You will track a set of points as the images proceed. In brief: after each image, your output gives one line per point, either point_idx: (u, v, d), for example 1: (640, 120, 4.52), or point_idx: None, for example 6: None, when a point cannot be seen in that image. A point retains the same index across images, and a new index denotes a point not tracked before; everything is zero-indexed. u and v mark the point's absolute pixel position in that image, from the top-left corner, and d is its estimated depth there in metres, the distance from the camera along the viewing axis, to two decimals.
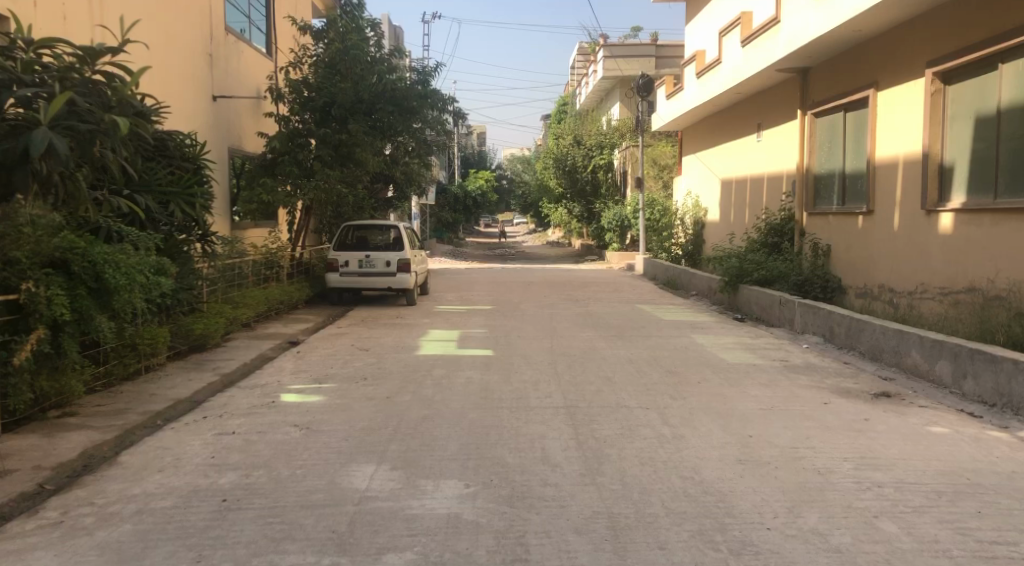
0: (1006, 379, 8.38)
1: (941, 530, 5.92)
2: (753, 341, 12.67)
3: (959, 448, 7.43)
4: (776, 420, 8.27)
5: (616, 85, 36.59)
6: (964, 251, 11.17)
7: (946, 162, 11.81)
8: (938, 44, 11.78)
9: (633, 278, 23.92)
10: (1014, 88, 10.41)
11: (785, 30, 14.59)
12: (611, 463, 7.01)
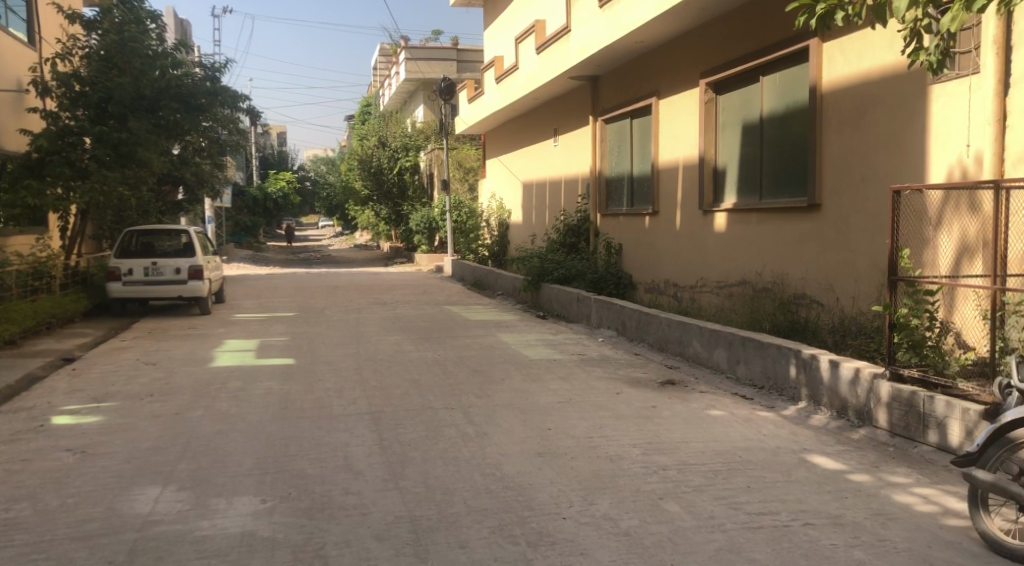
0: (772, 363, 9.12)
1: (716, 506, 6.35)
2: (554, 337, 13.11)
3: (733, 428, 8.03)
4: (572, 412, 8.62)
5: (419, 88, 36.64)
6: (736, 247, 12.04)
7: (719, 166, 12.71)
8: (710, 56, 12.61)
9: (440, 279, 24.06)
10: (772, 100, 11.33)
11: (575, 37, 15.13)
12: (414, 467, 7.08)
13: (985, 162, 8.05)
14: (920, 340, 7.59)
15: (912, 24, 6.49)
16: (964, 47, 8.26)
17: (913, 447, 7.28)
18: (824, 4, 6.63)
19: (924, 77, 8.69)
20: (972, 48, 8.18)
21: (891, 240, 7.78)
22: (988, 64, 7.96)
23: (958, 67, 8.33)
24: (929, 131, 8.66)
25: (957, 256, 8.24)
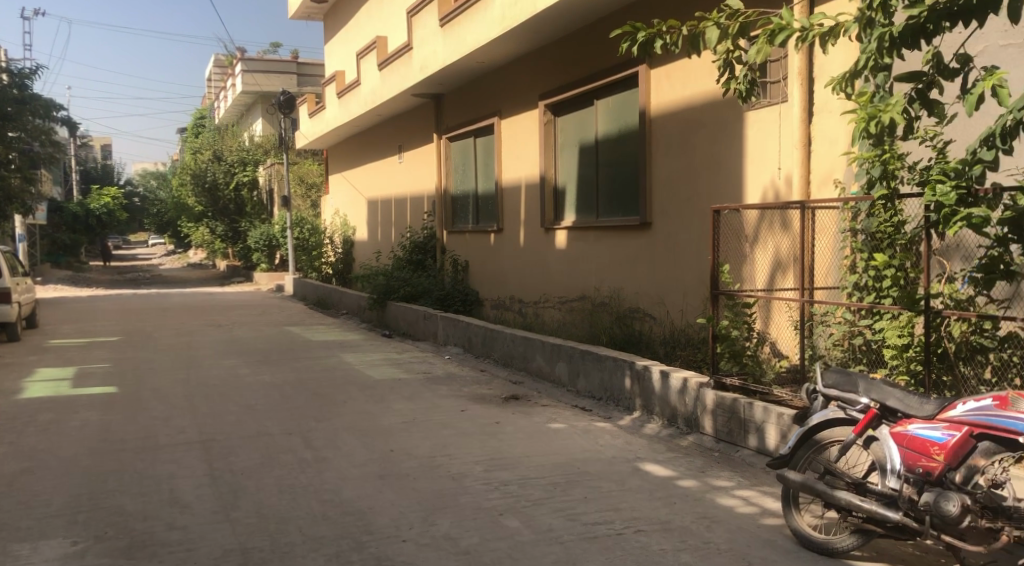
0: (609, 375, 9.36)
1: (553, 518, 6.32)
2: (397, 356, 12.97)
3: (573, 440, 8.16)
4: (415, 432, 8.54)
5: (257, 101, 35.69)
6: (576, 264, 12.36)
7: (559, 186, 13.01)
8: (548, 77, 12.88)
9: (280, 298, 23.39)
10: (606, 123, 11.71)
11: (416, 54, 15.11)
12: (247, 497, 6.83)
13: (794, 181, 8.51)
14: (740, 349, 7.98)
15: (725, 56, 6.71)
16: (776, 77, 8.83)
17: (735, 451, 7.56)
18: (644, 33, 6.78)
19: (739, 104, 9.19)
20: (782, 78, 8.74)
21: (713, 256, 8.13)
22: (794, 94, 8.47)
23: (769, 95, 8.87)
24: (747, 153, 9.15)
25: (771, 270, 8.68)
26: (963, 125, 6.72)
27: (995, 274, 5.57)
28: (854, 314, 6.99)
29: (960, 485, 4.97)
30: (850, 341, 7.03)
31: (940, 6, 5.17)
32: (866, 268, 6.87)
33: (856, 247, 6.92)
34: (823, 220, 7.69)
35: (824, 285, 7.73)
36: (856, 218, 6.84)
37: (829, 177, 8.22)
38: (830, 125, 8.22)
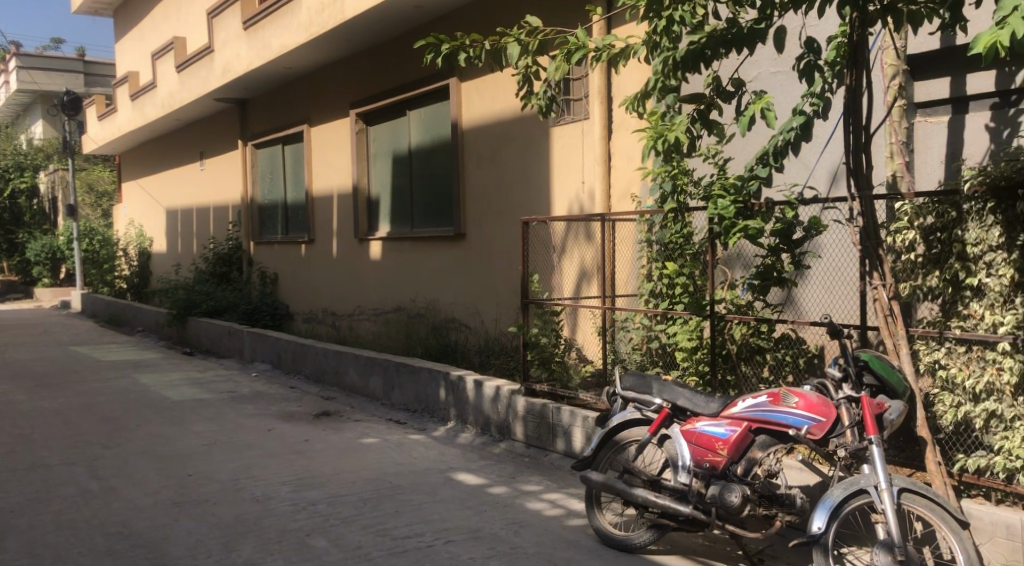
0: (424, 388, 9.39)
1: (362, 535, 6.17)
2: (199, 375, 12.41)
3: (384, 454, 8.11)
4: (216, 455, 8.23)
5: (36, 102, 33.25)
6: (390, 275, 12.35)
7: (373, 197, 12.97)
8: (359, 86, 12.84)
9: (66, 316, 21.83)
10: (418, 133, 11.79)
11: (219, 57, 14.59)
12: (18, 536, 6.27)
13: (596, 194, 8.85)
14: (549, 355, 8.18)
15: (525, 71, 6.67)
16: (578, 95, 9.24)
17: (544, 455, 7.75)
18: (448, 44, 6.71)
19: (546, 120, 9.52)
20: (583, 95, 9.17)
21: (522, 267, 8.24)
22: (594, 112, 8.84)
23: (573, 112, 9.26)
24: (553, 166, 9.47)
25: (578, 279, 8.98)
26: (742, 144, 7.27)
27: (769, 281, 6.06)
28: (651, 319, 7.19)
29: (742, 476, 5.26)
30: (647, 345, 7.25)
31: (718, 35, 5.41)
32: (661, 276, 7.06)
33: (651, 256, 7.12)
34: (624, 231, 8.04)
35: (624, 292, 8.18)
36: (652, 229, 7.06)
37: (626, 192, 8.62)
38: (627, 142, 8.63)
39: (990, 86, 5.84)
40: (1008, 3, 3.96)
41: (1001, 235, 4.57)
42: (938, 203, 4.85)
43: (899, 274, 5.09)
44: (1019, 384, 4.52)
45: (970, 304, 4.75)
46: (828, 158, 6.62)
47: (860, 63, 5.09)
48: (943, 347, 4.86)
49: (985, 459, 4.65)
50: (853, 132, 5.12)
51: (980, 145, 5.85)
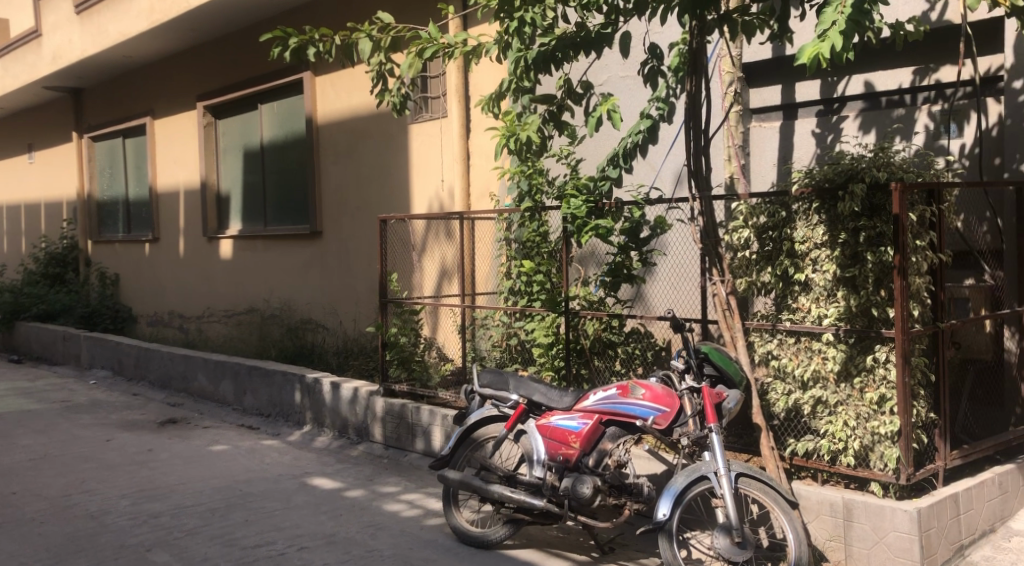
0: (278, 391, 9.19)
1: (208, 547, 5.97)
2: (31, 385, 11.71)
3: (234, 461, 7.90)
4: (48, 470, 7.81)
5: None
6: (242, 275, 12.03)
7: (222, 193, 12.61)
8: (208, 79, 12.42)
9: None
10: (270, 127, 11.54)
11: (48, 42, 13.78)
12: None
13: (455, 192, 8.88)
14: (408, 355, 8.02)
15: (376, 67, 6.59)
16: (436, 93, 9.25)
17: (403, 456, 7.64)
18: (296, 38, 6.53)
19: (404, 116, 9.49)
20: (441, 93, 9.19)
21: (380, 266, 8.00)
22: (452, 112, 8.86)
23: (432, 110, 9.28)
24: (412, 163, 9.45)
25: (439, 278, 9.02)
26: (593, 144, 7.48)
27: (620, 278, 6.06)
28: (511, 317, 7.08)
29: (593, 468, 5.38)
30: (506, 343, 7.17)
31: (567, 37, 5.51)
32: (520, 275, 6.88)
33: (508, 254, 7.02)
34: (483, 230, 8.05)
35: (484, 290, 8.17)
36: (510, 228, 6.94)
37: (485, 191, 8.70)
38: (484, 142, 8.72)
39: (816, 94, 6.22)
40: (828, 18, 4.21)
41: (825, 233, 4.86)
42: (769, 203, 5.11)
43: (736, 270, 5.32)
44: (842, 371, 4.83)
45: (799, 298, 5.04)
46: (672, 161, 6.91)
47: (700, 69, 5.22)
48: (775, 338, 5.12)
49: (813, 443, 4.95)
50: (693, 135, 5.23)
51: (808, 151, 6.28)
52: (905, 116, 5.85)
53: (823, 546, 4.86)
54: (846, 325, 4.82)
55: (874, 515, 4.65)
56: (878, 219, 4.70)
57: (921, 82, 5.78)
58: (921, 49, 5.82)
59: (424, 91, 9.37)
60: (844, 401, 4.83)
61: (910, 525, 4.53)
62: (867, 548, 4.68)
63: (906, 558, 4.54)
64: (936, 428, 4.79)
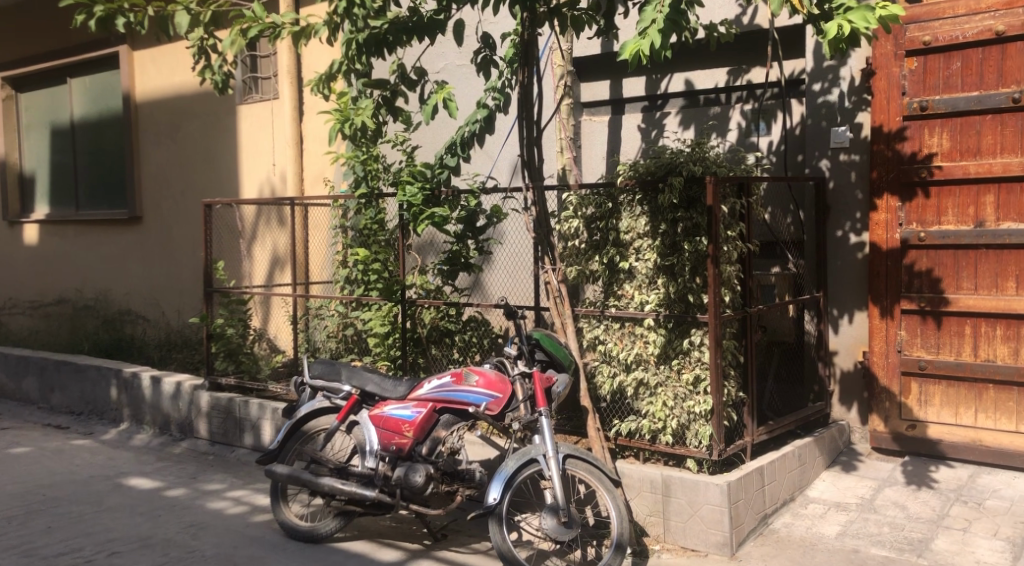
0: (90, 387, 8.70)
1: (4, 558, 5.58)
2: None
3: (38, 464, 7.42)
4: None
5: None
6: (50, 263, 11.31)
7: (26, 173, 11.79)
8: (7, 49, 11.56)
9: None
10: (81, 104, 10.89)
11: None
12: None
13: (288, 177, 8.69)
14: (235, 347, 7.75)
15: (197, 42, 6.35)
16: (266, 73, 9.01)
17: (230, 452, 7.41)
18: (103, 7, 6.07)
19: (232, 96, 9.20)
20: (272, 74, 8.96)
21: (205, 253, 7.69)
22: (284, 92, 8.58)
23: (262, 91, 9.04)
24: (241, 147, 9.17)
25: (270, 266, 8.84)
26: (427, 132, 7.54)
27: (457, 266, 6.09)
28: (346, 305, 6.90)
29: (426, 456, 5.42)
30: (342, 332, 6.96)
31: (399, 21, 5.54)
32: (358, 263, 6.61)
33: (345, 242, 6.82)
34: (317, 217, 7.88)
35: (319, 279, 8.02)
36: (346, 216, 6.79)
37: (320, 176, 8.56)
38: (317, 127, 8.59)
39: (641, 90, 6.56)
40: (648, 16, 4.48)
41: (647, 224, 5.14)
42: (597, 194, 5.35)
43: (566, 259, 5.52)
44: (661, 354, 5.11)
45: (623, 285, 5.28)
46: (509, 149, 7.06)
47: (531, 60, 5.30)
48: (602, 324, 5.35)
49: (635, 423, 5.21)
50: (525, 126, 5.36)
51: (633, 144, 6.62)
52: (720, 114, 6.27)
53: (643, 521, 5.14)
54: (665, 310, 5.10)
55: (689, 489, 4.95)
56: (694, 211, 4.99)
57: (735, 82, 6.20)
58: (736, 49, 6.21)
59: (252, 71, 9.12)
60: (663, 382, 5.10)
61: (720, 498, 4.84)
62: (682, 522, 4.99)
63: (717, 529, 4.85)
64: (744, 406, 5.12)
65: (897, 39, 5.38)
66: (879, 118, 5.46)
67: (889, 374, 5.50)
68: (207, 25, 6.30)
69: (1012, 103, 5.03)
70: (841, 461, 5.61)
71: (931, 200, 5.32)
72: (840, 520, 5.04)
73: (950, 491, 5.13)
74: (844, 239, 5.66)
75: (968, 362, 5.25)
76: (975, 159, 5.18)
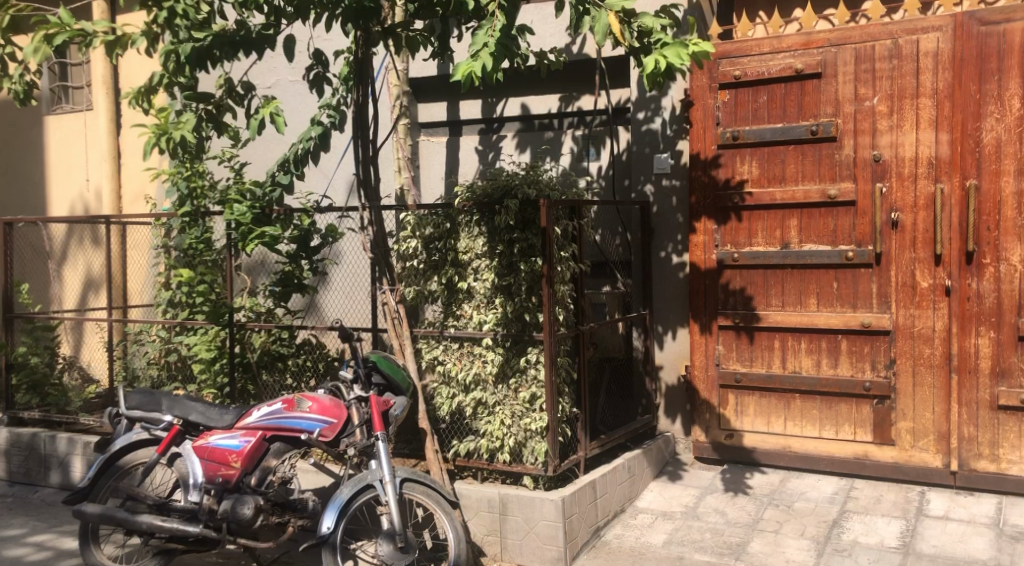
0: None
1: None
2: None
3: None
4: None
5: None
6: None
7: None
8: None
9: None
10: None
11: None
12: None
13: (103, 194, 8.17)
14: (41, 377, 7.18)
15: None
16: (77, 83, 8.50)
17: (33, 491, 6.82)
18: None
19: (38, 106, 8.63)
20: (84, 83, 8.47)
21: (6, 275, 7.12)
22: (98, 102, 8.13)
23: (73, 102, 8.53)
24: (48, 161, 8.59)
25: (82, 288, 8.28)
26: (257, 148, 7.34)
27: (290, 288, 5.84)
28: (169, 330, 6.58)
29: (255, 487, 5.16)
30: (164, 358, 6.60)
31: (225, 34, 5.33)
32: (180, 285, 6.45)
33: (168, 262, 6.56)
34: (137, 235, 7.51)
35: (139, 302, 7.58)
36: (168, 235, 6.52)
37: (140, 194, 8.09)
38: (135, 141, 8.15)
39: (478, 113, 6.73)
40: (480, 39, 4.59)
41: (485, 244, 5.24)
42: (434, 215, 5.39)
43: (403, 280, 5.50)
44: (499, 373, 5.21)
45: (462, 305, 5.34)
46: (344, 169, 6.97)
47: (366, 79, 5.35)
48: (441, 344, 5.39)
49: (473, 443, 5.27)
50: (361, 145, 5.35)
51: (471, 166, 6.77)
52: (553, 138, 6.52)
53: (481, 541, 5.18)
54: (502, 329, 5.20)
55: (525, 506, 5.04)
56: (529, 232, 5.14)
57: (566, 108, 6.46)
58: (566, 76, 6.47)
59: (63, 80, 8.61)
60: (501, 401, 5.21)
61: (554, 513, 4.95)
62: (519, 539, 5.07)
63: (551, 544, 4.96)
64: (578, 422, 5.29)
65: (710, 73, 5.77)
66: (696, 146, 5.84)
67: (709, 387, 5.86)
68: (4, 29, 5.83)
69: (811, 135, 5.50)
70: (667, 471, 5.90)
71: (743, 223, 5.72)
72: (666, 528, 5.27)
73: (764, 495, 5.48)
74: (668, 259, 6.02)
75: (777, 374, 5.66)
76: (780, 186, 5.61)
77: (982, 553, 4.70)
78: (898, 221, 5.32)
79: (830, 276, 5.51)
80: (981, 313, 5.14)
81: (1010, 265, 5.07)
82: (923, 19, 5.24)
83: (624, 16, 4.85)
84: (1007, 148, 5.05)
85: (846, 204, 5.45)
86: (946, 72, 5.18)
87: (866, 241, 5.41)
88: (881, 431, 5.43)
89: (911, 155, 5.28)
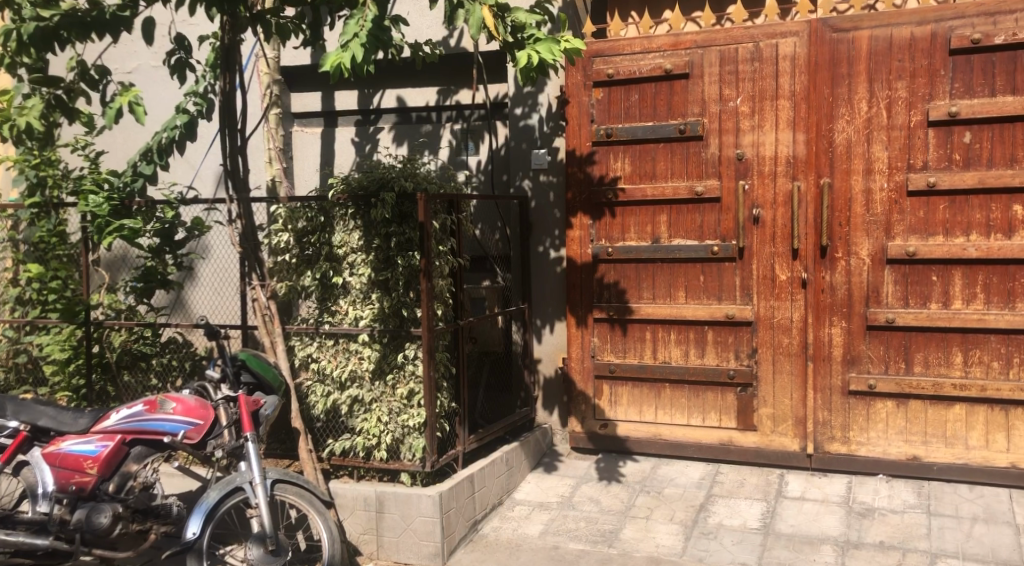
0: None
1: None
2: None
3: None
4: None
5: None
6: None
7: None
8: None
9: None
10: None
11: None
12: None
13: None
14: None
15: None
16: None
17: None
18: None
19: None
20: None
21: None
22: None
23: None
24: None
25: None
26: (114, 136, 6.97)
27: (152, 284, 5.64)
28: (16, 329, 6.02)
29: (114, 494, 4.85)
30: (12, 361, 6.05)
31: (73, 13, 4.92)
32: (30, 280, 5.98)
33: (14, 256, 6.01)
34: None
35: None
36: (16, 227, 5.99)
37: None
38: None
39: (354, 104, 6.62)
40: (351, 29, 4.49)
41: (360, 239, 5.13)
42: (307, 208, 5.27)
43: (274, 274, 5.34)
44: (375, 370, 5.13)
45: (337, 301, 5.22)
46: (211, 161, 6.69)
47: (232, 66, 5.11)
48: (315, 341, 5.26)
49: (349, 441, 5.17)
50: (229, 135, 5.15)
51: (346, 158, 6.65)
52: (432, 131, 6.50)
53: (357, 540, 5.09)
54: (379, 325, 5.12)
55: (402, 503, 4.99)
56: (406, 226, 5.08)
57: (444, 102, 6.44)
58: (442, 70, 6.46)
59: None
60: (378, 398, 5.13)
61: (431, 509, 4.92)
62: (396, 536, 5.01)
63: (429, 540, 4.92)
64: (456, 417, 5.28)
65: (584, 71, 5.87)
66: (572, 143, 5.93)
67: (584, 378, 5.98)
68: None
69: (679, 133, 5.68)
70: (544, 462, 5.99)
71: (616, 218, 5.87)
72: (542, 519, 5.33)
73: (635, 483, 5.64)
74: (546, 255, 6.10)
75: (648, 364, 5.83)
76: (651, 183, 5.77)
77: (834, 529, 4.98)
78: (759, 217, 5.57)
79: (697, 269, 5.72)
80: (834, 304, 5.45)
81: (860, 258, 5.39)
82: (781, 25, 5.48)
83: (498, 11, 4.82)
84: (856, 148, 5.36)
85: (712, 201, 5.66)
86: (803, 75, 5.45)
87: (729, 236, 5.64)
88: (744, 418, 5.69)
89: (771, 154, 5.54)
